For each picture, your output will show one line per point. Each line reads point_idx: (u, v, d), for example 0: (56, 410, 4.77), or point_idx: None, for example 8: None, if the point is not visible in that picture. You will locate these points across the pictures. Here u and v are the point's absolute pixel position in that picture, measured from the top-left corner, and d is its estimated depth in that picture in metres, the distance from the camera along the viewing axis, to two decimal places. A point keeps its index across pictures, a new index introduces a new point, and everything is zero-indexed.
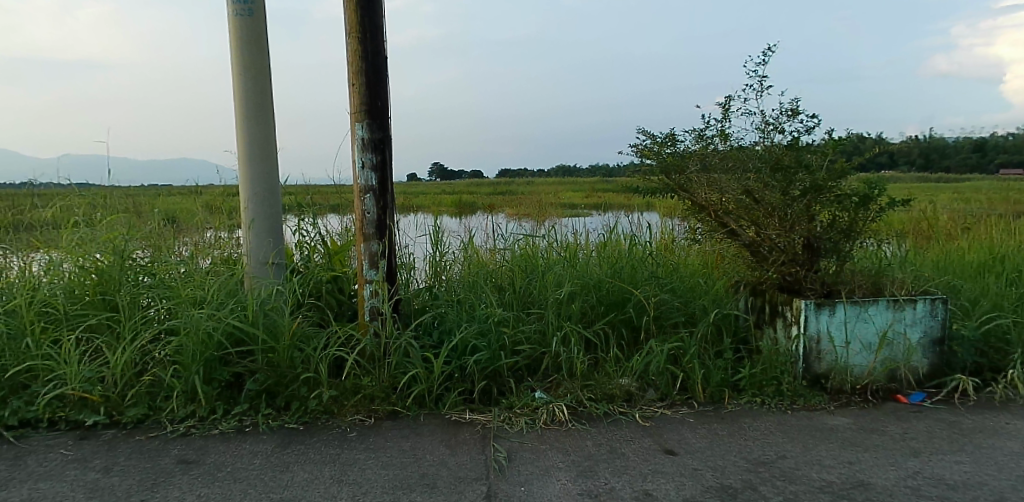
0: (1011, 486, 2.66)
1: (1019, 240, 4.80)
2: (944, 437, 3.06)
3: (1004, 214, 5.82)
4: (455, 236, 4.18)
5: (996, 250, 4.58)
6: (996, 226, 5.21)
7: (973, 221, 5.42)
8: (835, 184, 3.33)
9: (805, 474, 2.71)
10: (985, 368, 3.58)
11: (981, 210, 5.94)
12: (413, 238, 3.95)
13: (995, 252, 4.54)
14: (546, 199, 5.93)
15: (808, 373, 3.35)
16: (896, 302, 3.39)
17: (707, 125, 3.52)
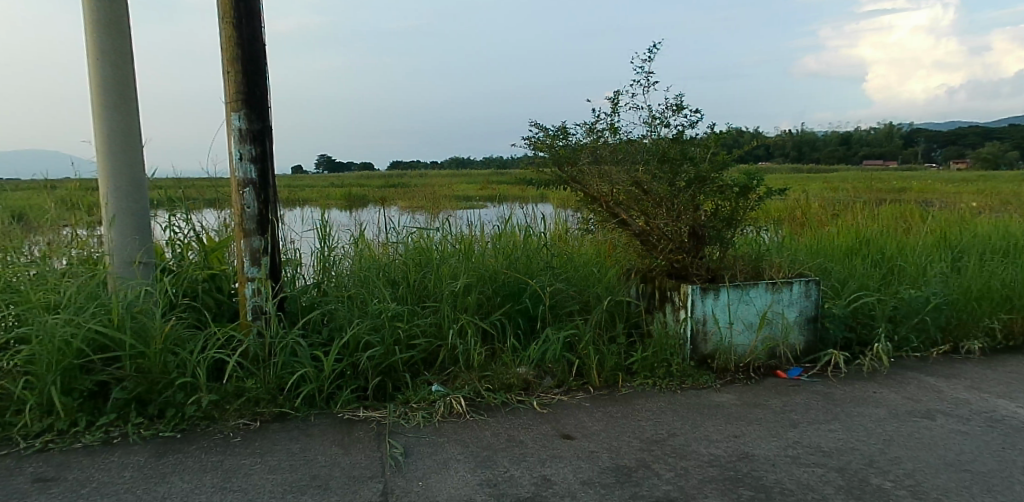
0: (878, 450, 2.96)
1: (881, 225, 5.24)
2: (819, 407, 3.31)
3: (867, 201, 6.34)
4: (346, 230, 4.07)
5: (862, 234, 4.97)
6: (860, 212, 5.67)
7: (841, 209, 5.87)
8: (717, 175, 3.51)
9: (694, 450, 2.86)
10: (853, 342, 3.90)
11: (847, 198, 6.44)
12: (300, 232, 3.82)
13: (860, 236, 4.93)
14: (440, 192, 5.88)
15: (696, 353, 3.52)
16: (775, 284, 3.62)
17: (598, 118, 3.59)
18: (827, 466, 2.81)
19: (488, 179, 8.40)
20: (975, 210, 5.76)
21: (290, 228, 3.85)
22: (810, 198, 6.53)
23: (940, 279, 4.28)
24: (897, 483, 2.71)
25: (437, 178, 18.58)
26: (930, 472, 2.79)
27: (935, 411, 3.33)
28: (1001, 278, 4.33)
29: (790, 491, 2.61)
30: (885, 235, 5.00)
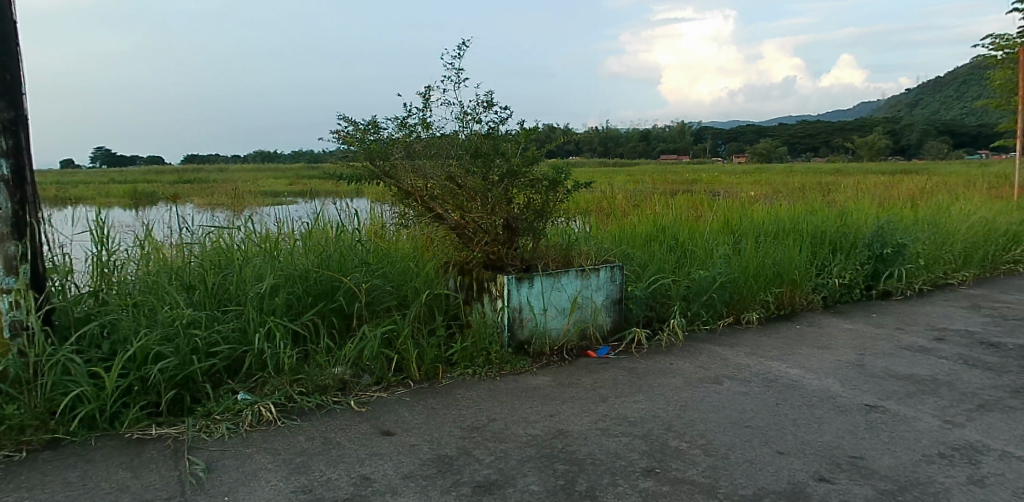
0: (674, 415, 3.33)
1: (675, 213, 5.81)
2: (625, 382, 3.63)
3: (663, 192, 7.00)
4: (127, 231, 3.71)
5: (659, 222, 5.48)
6: (657, 202, 6.25)
7: (641, 200, 6.42)
8: (528, 170, 3.68)
9: (512, 432, 3.00)
10: (653, 320, 4.32)
11: (646, 190, 7.05)
12: (71, 237, 3.42)
13: (658, 224, 5.43)
14: (242, 187, 5.49)
15: (513, 340, 3.69)
16: (583, 271, 3.90)
17: (409, 113, 3.59)
18: (631, 434, 3.11)
19: (301, 174, 8.05)
20: (752, 198, 6.60)
21: (58, 232, 3.43)
22: (614, 190, 7.02)
23: (724, 260, 4.83)
24: (691, 443, 3.07)
25: (253, 171, 17.54)
26: (718, 432, 3.21)
27: (722, 376, 3.82)
28: (772, 257, 5.01)
29: (600, 461, 2.83)
30: (678, 222, 5.56)
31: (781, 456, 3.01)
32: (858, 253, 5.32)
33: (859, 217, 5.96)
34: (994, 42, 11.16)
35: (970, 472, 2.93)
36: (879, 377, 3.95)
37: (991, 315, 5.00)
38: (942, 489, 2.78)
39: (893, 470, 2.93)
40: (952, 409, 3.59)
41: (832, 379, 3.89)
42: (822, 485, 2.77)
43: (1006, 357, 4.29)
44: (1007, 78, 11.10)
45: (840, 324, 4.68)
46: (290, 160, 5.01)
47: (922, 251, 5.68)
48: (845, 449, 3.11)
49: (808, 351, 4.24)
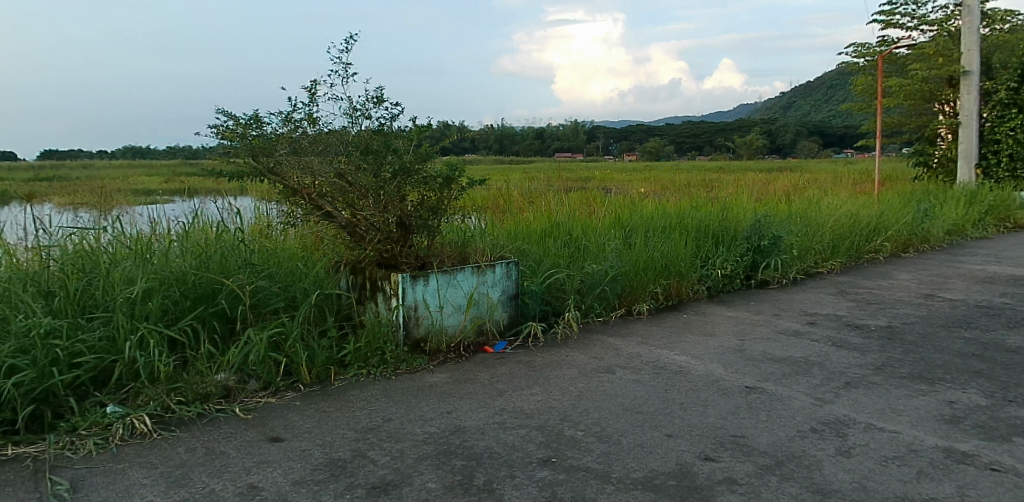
0: (569, 406, 3.42)
1: (569, 209, 5.97)
2: (521, 375, 3.70)
3: (557, 189, 7.16)
4: None
5: (553, 217, 5.61)
6: (551, 199, 6.39)
7: (536, 196, 6.54)
8: (421, 167, 3.67)
9: (409, 431, 2.98)
10: (549, 314, 4.42)
11: (541, 187, 7.19)
12: None
13: (552, 219, 5.54)
14: (110, 185, 5.12)
15: (408, 338, 3.67)
16: (480, 267, 3.94)
17: (295, 108, 3.50)
18: (527, 426, 3.17)
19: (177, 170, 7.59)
20: (641, 195, 6.87)
21: None
22: (510, 187, 7.10)
23: (616, 254, 4.99)
24: (586, 431, 3.17)
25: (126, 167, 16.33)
26: (611, 419, 3.33)
27: (615, 365, 3.96)
28: (660, 250, 5.24)
29: (498, 454, 2.87)
30: (571, 217, 5.71)
31: (670, 439, 3.16)
32: (739, 245, 5.68)
33: (739, 212, 6.37)
34: (857, 50, 12.27)
35: (838, 444, 3.20)
36: (758, 360, 4.24)
37: (855, 300, 5.48)
38: (813, 461, 3.02)
39: (771, 446, 3.15)
40: (822, 387, 3.91)
41: (716, 364, 4.13)
42: (708, 464, 2.94)
43: (868, 338, 4.72)
44: (867, 84, 12.24)
45: (723, 312, 4.99)
46: (165, 157, 4.73)
47: (796, 242, 6.15)
48: (728, 429, 3.31)
49: (694, 338, 4.48)
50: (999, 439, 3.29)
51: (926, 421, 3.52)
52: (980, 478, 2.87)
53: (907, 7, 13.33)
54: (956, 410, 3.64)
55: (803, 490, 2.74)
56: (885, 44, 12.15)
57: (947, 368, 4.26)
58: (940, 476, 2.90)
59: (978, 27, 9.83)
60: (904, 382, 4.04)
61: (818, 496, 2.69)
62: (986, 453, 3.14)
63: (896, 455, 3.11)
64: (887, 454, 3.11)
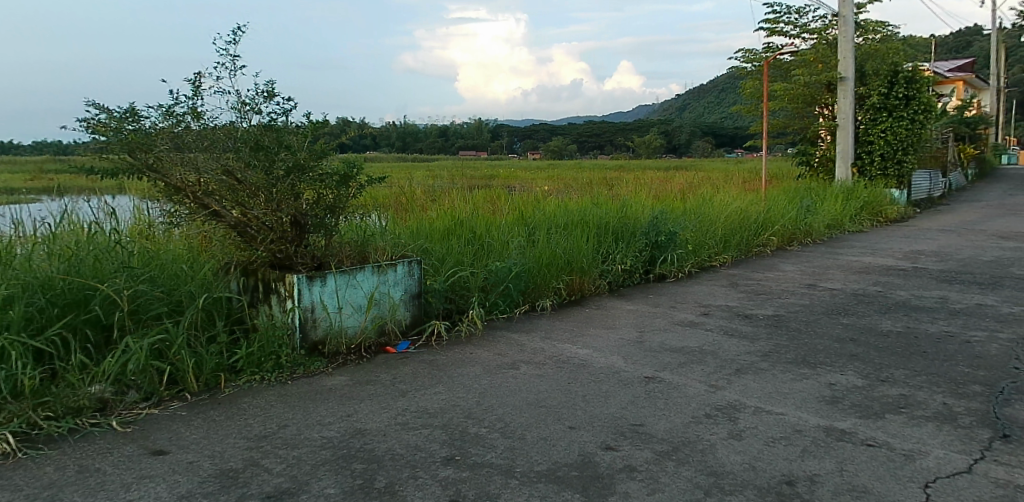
0: (473, 403, 3.43)
1: (473, 206, 5.98)
2: (424, 375, 3.68)
3: (461, 187, 7.15)
4: None
5: (455, 213, 5.58)
6: (455, 196, 6.37)
7: (439, 194, 6.51)
8: (316, 164, 3.57)
9: (306, 437, 2.89)
10: (453, 312, 4.42)
11: (445, 185, 7.15)
12: None
13: (456, 215, 5.51)
14: None
15: (305, 341, 3.59)
16: (380, 267, 3.90)
17: (176, 101, 3.30)
18: (430, 425, 3.15)
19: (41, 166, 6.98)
20: (545, 192, 6.98)
21: None
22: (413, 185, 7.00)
23: (519, 251, 5.03)
24: (490, 428, 3.18)
25: None
26: (515, 414, 3.36)
27: (519, 361, 4.00)
28: (562, 246, 5.35)
29: (400, 455, 2.82)
30: (475, 213, 5.72)
31: (572, 431, 3.22)
32: (638, 241, 5.88)
33: (638, 208, 6.60)
34: (746, 56, 12.97)
35: (730, 428, 3.38)
36: (656, 351, 4.41)
37: (745, 291, 5.82)
38: (708, 445, 3.17)
39: (669, 433, 3.28)
40: (715, 375, 4.12)
41: (616, 356, 4.26)
42: (610, 453, 3.02)
43: (757, 327, 5.02)
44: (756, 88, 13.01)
45: (623, 306, 5.16)
46: (28, 152, 4.35)
47: (691, 237, 6.44)
48: (628, 418, 3.42)
49: (596, 331, 4.60)
50: (874, 416, 3.59)
51: (809, 402, 3.78)
52: (857, 454, 3.12)
53: (791, 17, 14.28)
54: (835, 391, 3.94)
55: (698, 473, 2.87)
56: (771, 50, 12.96)
57: (827, 353, 4.60)
58: (822, 453, 3.12)
59: (852, 36, 10.63)
60: (789, 367, 4.32)
61: (712, 479, 2.83)
62: (862, 429, 3.41)
63: (783, 436, 3.31)
64: (775, 435, 3.31)
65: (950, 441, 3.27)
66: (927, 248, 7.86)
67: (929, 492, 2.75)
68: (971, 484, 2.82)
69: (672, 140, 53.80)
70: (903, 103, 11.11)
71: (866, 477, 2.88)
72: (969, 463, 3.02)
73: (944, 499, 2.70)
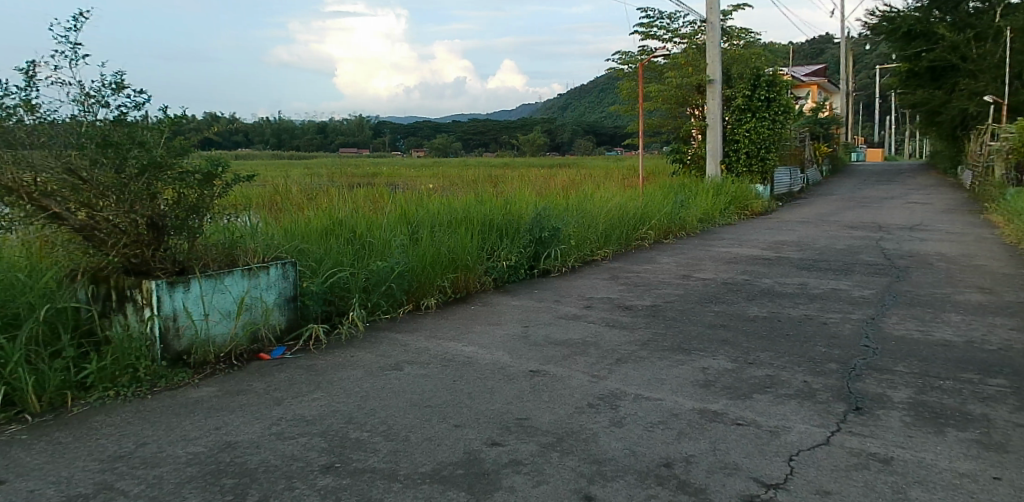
0: (355, 407, 3.34)
1: (353, 205, 5.82)
2: (302, 381, 3.55)
3: (340, 185, 6.94)
4: None
5: (333, 212, 5.40)
6: (333, 195, 6.18)
7: (316, 193, 6.28)
8: (175, 161, 3.33)
9: (168, 454, 2.69)
10: (333, 314, 4.30)
11: (322, 183, 6.91)
12: None
13: (335, 214, 5.34)
14: None
15: (167, 352, 3.36)
16: (250, 270, 3.75)
17: (4, 92, 2.97)
18: (308, 432, 3.03)
19: None
20: (428, 190, 6.94)
21: None
22: (290, 185, 6.69)
23: (402, 250, 4.95)
24: (372, 431, 3.11)
25: None
26: (398, 416, 3.30)
27: (403, 362, 3.95)
28: (446, 243, 5.32)
29: (275, 466, 2.70)
30: (354, 212, 5.57)
31: (457, 429, 3.21)
32: (522, 237, 5.99)
33: (522, 205, 6.70)
34: (620, 57, 13.60)
35: (611, 416, 3.50)
36: (541, 345, 4.50)
37: (625, 283, 6.07)
38: (590, 434, 3.26)
39: (553, 425, 3.34)
40: (597, 365, 4.25)
41: (501, 352, 4.30)
42: (495, 448, 3.04)
43: (636, 317, 5.24)
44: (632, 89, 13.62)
45: (509, 301, 5.23)
46: None
47: (573, 232, 6.62)
48: (514, 412, 3.46)
49: (482, 328, 4.63)
50: (743, 396, 3.84)
51: (684, 386, 3.99)
52: (728, 433, 3.33)
53: (663, 22, 15.03)
54: (707, 375, 4.18)
55: (581, 462, 2.95)
56: (646, 53, 13.60)
57: (701, 339, 4.88)
58: (696, 435, 3.30)
59: (719, 41, 11.36)
60: (666, 354, 4.54)
61: (595, 466, 2.91)
62: (732, 410, 3.64)
63: (660, 420, 3.48)
64: (653, 420, 3.46)
65: (810, 416, 3.56)
66: (788, 238, 8.55)
67: (791, 465, 2.98)
68: (828, 455, 3.09)
69: (556, 139, 55.05)
70: (763, 105, 12.00)
71: (736, 455, 3.08)
72: (827, 436, 3.30)
73: (804, 469, 2.93)
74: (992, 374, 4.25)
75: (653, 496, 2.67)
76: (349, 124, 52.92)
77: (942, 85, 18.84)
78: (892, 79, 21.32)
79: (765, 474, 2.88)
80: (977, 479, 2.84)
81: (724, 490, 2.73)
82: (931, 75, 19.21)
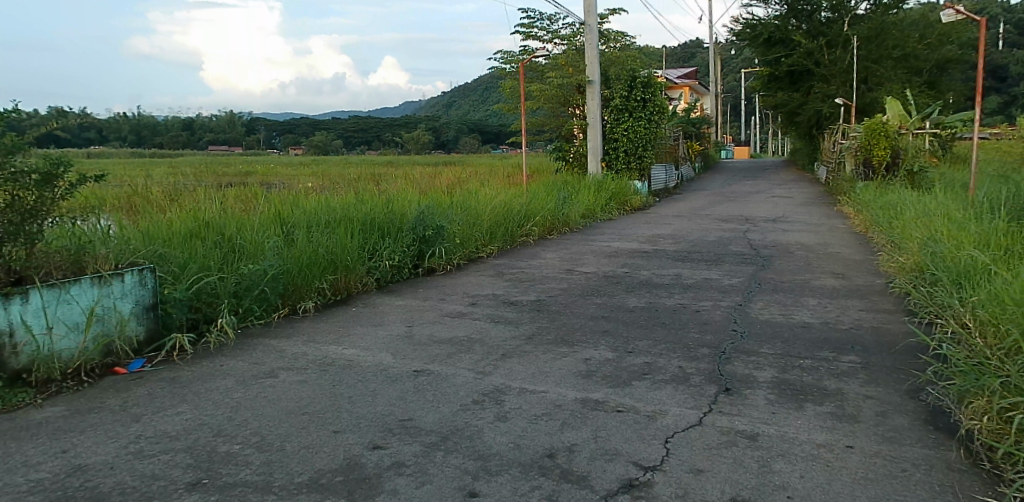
0: (224, 419, 3.18)
1: (221, 205, 5.53)
2: (164, 394, 3.34)
3: (208, 184, 6.58)
4: None
5: (199, 213, 5.11)
6: (200, 195, 5.85)
7: (180, 193, 5.92)
8: (6, 161, 3.04)
9: (5, 484, 2.45)
10: (200, 322, 4.07)
11: (187, 183, 6.52)
12: None
13: (201, 215, 5.06)
14: None
15: (3, 371, 3.06)
16: (100, 278, 3.49)
17: None
18: (170, 449, 2.86)
19: None
20: (305, 189, 6.72)
21: None
22: (149, 185, 6.24)
23: (276, 252, 4.76)
24: (244, 443, 2.98)
25: None
26: (272, 425, 3.18)
27: (278, 368, 3.80)
28: (323, 244, 5.18)
29: (133, 487, 2.53)
30: (223, 212, 5.30)
31: (337, 435, 3.14)
32: (405, 237, 5.94)
33: (404, 203, 6.64)
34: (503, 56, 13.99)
35: (496, 411, 3.55)
36: (425, 344, 4.48)
37: (510, 279, 6.16)
38: (475, 431, 3.29)
39: (437, 424, 3.34)
40: (482, 361, 4.29)
41: (384, 353, 4.24)
42: (376, 452, 2.99)
43: (521, 312, 5.34)
44: (515, 88, 13.84)
45: (392, 302, 5.17)
46: None
47: (458, 230, 6.64)
48: (397, 414, 3.42)
49: (363, 330, 4.54)
50: (622, 384, 4.01)
51: (567, 378, 4.11)
52: (609, 420, 3.47)
53: (543, 23, 15.39)
54: (589, 366, 4.33)
55: (466, 459, 2.97)
56: (526, 52, 13.87)
57: (583, 330, 5.05)
58: (579, 424, 3.41)
59: (596, 42, 11.78)
60: (549, 347, 4.66)
61: (479, 462, 2.94)
62: (612, 397, 3.79)
63: (544, 412, 3.56)
64: (537, 413, 3.54)
65: (683, 399, 3.78)
66: (664, 232, 9.02)
67: (667, 446, 3.15)
68: (700, 435, 3.29)
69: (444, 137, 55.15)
70: (640, 105, 12.56)
71: (615, 440, 3.21)
72: (699, 417, 3.52)
73: (679, 450, 3.11)
74: (843, 351, 4.71)
75: (536, 487, 2.73)
76: (225, 120, 49.83)
77: (798, 88, 20.57)
78: (756, 82, 22.99)
79: (643, 457, 3.02)
80: (831, 448, 3.12)
81: (605, 475, 2.85)
82: (789, 79, 20.85)
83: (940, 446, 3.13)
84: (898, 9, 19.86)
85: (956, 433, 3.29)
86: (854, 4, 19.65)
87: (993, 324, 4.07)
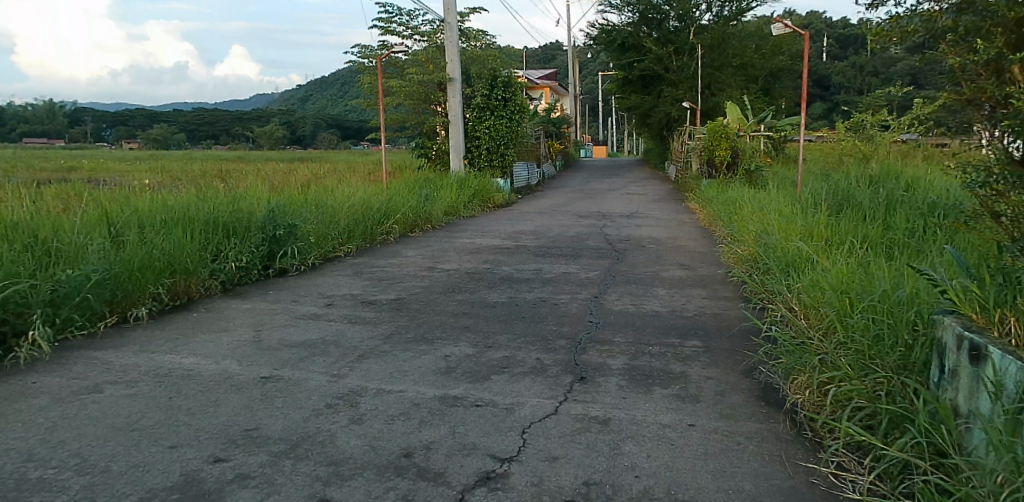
0: (37, 441, 2.91)
1: (34, 204, 5.00)
2: None
3: (19, 180, 5.92)
4: None
5: (6, 213, 4.60)
6: (7, 194, 5.26)
7: None
8: None
9: None
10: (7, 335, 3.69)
11: None
12: None
13: (8, 216, 4.55)
14: None
15: None
16: None
17: None
18: None
19: None
20: (137, 187, 6.22)
21: None
22: None
23: (101, 255, 4.39)
24: (61, 467, 2.74)
25: None
26: (97, 444, 2.94)
27: (103, 383, 3.52)
28: (158, 247, 4.85)
29: None
30: (36, 212, 4.80)
31: (172, 450, 2.96)
32: (253, 237, 5.70)
33: (251, 202, 6.33)
34: (362, 49, 13.77)
35: (351, 414, 3.51)
36: (275, 348, 4.32)
37: (369, 278, 6.09)
38: (328, 436, 3.23)
39: (287, 431, 3.25)
40: (337, 364, 4.22)
41: (228, 360, 4.04)
42: (218, 465, 2.86)
43: (380, 311, 5.29)
44: (373, 83, 13.60)
45: (238, 305, 4.94)
46: None
47: (312, 229, 6.46)
48: (242, 424, 3.28)
49: (206, 336, 4.31)
50: (481, 379, 4.11)
51: (426, 375, 4.14)
52: (468, 415, 3.55)
53: (402, 18, 15.19)
54: (448, 362, 4.39)
55: (317, 466, 2.92)
56: (385, 47, 13.64)
57: (444, 327, 5.10)
58: (436, 421, 3.45)
59: (457, 40, 11.82)
60: (409, 345, 4.66)
61: (331, 468, 2.91)
62: (471, 392, 3.88)
63: (402, 411, 3.57)
64: (394, 413, 3.54)
65: (540, 390, 3.94)
66: (525, 228, 9.28)
67: (524, 437, 3.28)
68: (555, 423, 3.45)
69: (294, 131, 52.61)
70: (501, 104, 12.81)
71: (473, 435, 3.29)
72: (555, 406, 3.69)
73: (534, 440, 3.24)
74: (687, 336, 5.11)
75: (391, 488, 2.75)
76: (51, 107, 44.68)
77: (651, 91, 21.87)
78: (611, 85, 24.16)
79: (499, 450, 3.13)
80: (675, 428, 3.39)
81: (461, 470, 2.92)
82: (642, 81, 22.08)
83: (770, 420, 3.47)
84: (737, 21, 21.56)
85: (784, 406, 3.65)
86: (698, 15, 21.14)
87: (814, 307, 4.58)
